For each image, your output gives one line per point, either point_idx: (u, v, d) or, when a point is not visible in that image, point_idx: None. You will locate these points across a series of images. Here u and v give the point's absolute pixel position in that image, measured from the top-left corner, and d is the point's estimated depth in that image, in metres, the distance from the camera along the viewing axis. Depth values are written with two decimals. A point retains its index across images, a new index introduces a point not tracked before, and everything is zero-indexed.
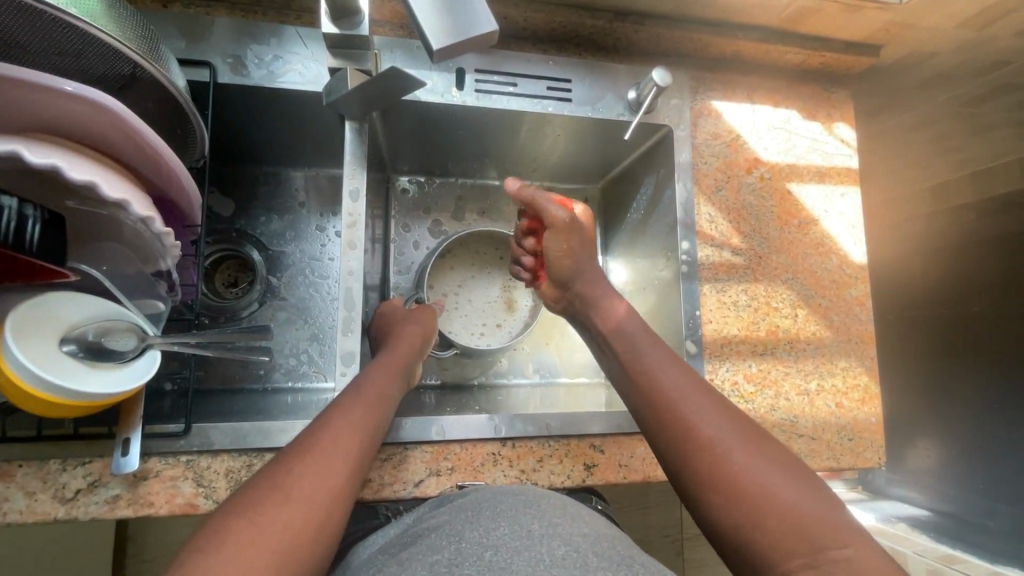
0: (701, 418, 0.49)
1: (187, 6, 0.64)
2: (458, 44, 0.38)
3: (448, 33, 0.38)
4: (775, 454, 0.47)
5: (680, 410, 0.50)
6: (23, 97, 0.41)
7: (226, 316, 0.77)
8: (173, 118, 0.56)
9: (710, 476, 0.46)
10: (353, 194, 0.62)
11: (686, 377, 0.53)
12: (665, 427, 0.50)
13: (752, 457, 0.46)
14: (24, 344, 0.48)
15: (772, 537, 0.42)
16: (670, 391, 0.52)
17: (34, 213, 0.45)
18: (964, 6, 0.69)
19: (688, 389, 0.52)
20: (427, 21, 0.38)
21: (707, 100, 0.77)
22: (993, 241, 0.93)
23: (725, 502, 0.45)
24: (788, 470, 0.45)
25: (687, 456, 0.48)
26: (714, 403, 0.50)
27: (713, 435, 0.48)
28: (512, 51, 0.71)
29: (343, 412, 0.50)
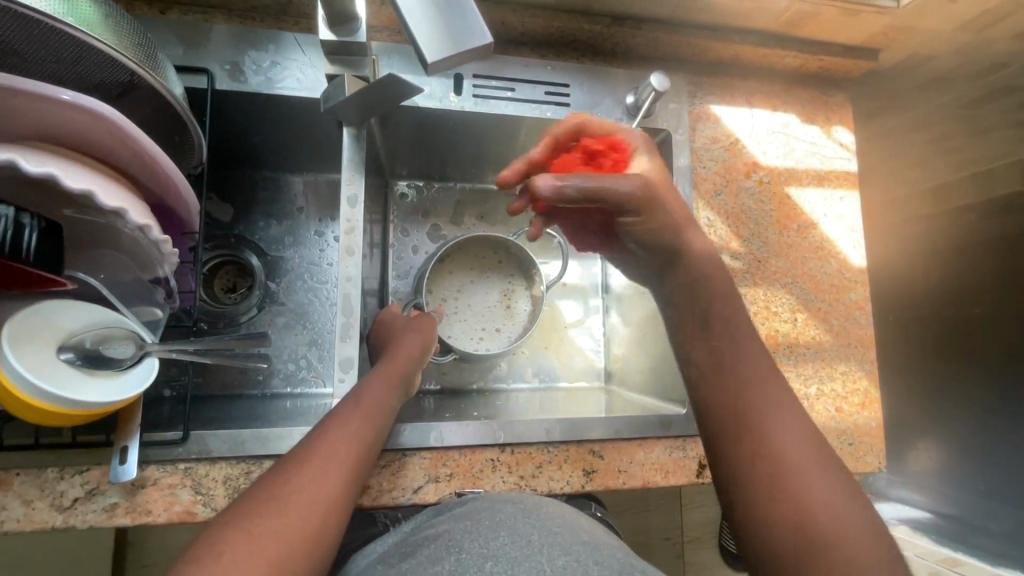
0: (770, 422, 0.49)
1: (185, 13, 0.64)
2: (452, 56, 0.36)
3: (442, 45, 0.36)
4: (828, 462, 0.47)
5: (750, 411, 0.50)
6: (19, 105, 0.41)
7: (226, 321, 0.78)
8: (173, 126, 0.56)
9: (767, 481, 0.46)
10: (351, 200, 0.62)
11: (763, 371, 0.52)
12: (734, 424, 0.50)
13: (803, 456, 0.47)
14: (22, 353, 0.48)
15: (799, 535, 0.44)
16: (743, 381, 0.52)
17: (32, 222, 0.45)
18: (961, 9, 0.69)
19: (765, 394, 0.51)
20: (421, 33, 0.36)
21: (705, 104, 0.77)
22: (992, 242, 0.93)
23: (773, 510, 0.45)
24: (837, 483, 0.46)
25: (746, 457, 0.48)
26: (788, 414, 0.50)
27: (779, 442, 0.47)
28: (511, 57, 0.71)
29: (343, 423, 0.50)
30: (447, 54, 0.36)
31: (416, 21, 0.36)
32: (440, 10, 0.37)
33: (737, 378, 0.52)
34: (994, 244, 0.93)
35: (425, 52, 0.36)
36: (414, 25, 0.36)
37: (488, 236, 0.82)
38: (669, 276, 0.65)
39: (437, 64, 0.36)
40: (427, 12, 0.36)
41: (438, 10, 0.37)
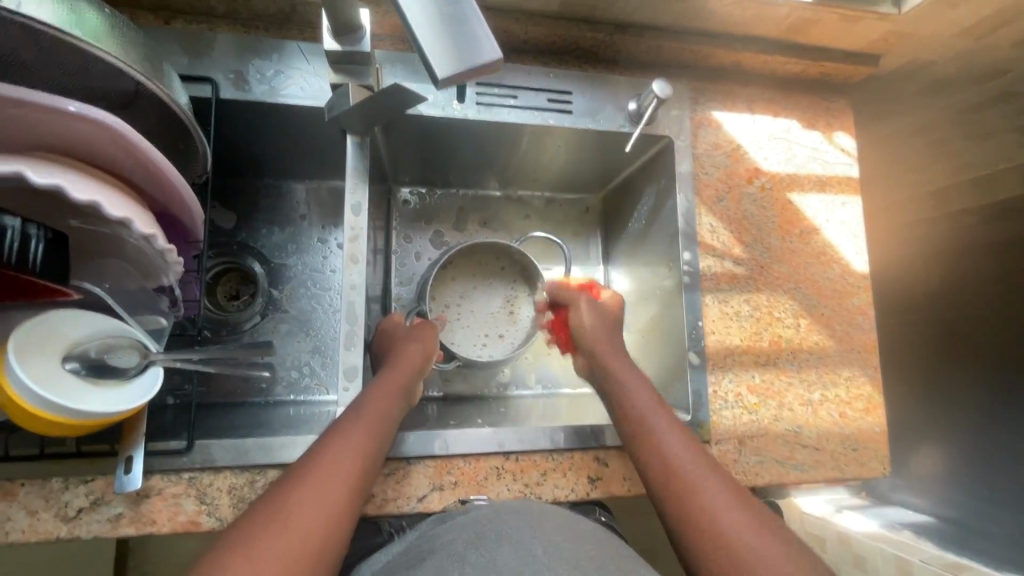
0: (668, 447, 0.56)
1: (190, 23, 0.65)
2: (462, 70, 0.36)
3: (452, 59, 0.36)
4: (725, 478, 0.53)
5: (656, 444, 0.56)
6: (25, 117, 0.41)
7: (229, 328, 0.77)
8: (177, 134, 0.56)
9: (680, 504, 0.52)
10: (355, 208, 0.62)
11: (655, 403, 0.60)
12: (647, 460, 0.56)
13: (701, 473, 0.53)
14: (26, 363, 0.47)
15: (706, 542, 0.48)
16: (643, 412, 0.59)
17: (38, 233, 0.44)
18: (962, 15, 0.69)
19: (668, 427, 0.57)
20: (431, 47, 0.36)
21: (707, 111, 0.77)
22: (986, 248, 0.98)
23: (689, 529, 0.50)
24: (735, 496, 0.51)
25: (664, 486, 0.54)
26: (684, 437, 0.57)
27: (684, 467, 0.53)
28: (512, 65, 0.71)
29: (345, 438, 0.49)
30: (457, 69, 0.36)
31: (425, 34, 0.36)
32: (448, 23, 0.37)
33: (644, 417, 0.59)
34: (995, 247, 0.97)
35: (435, 66, 0.36)
36: (423, 37, 0.36)
37: (491, 243, 0.82)
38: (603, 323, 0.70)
39: (448, 78, 0.36)
40: (436, 26, 0.36)
41: (447, 23, 0.37)
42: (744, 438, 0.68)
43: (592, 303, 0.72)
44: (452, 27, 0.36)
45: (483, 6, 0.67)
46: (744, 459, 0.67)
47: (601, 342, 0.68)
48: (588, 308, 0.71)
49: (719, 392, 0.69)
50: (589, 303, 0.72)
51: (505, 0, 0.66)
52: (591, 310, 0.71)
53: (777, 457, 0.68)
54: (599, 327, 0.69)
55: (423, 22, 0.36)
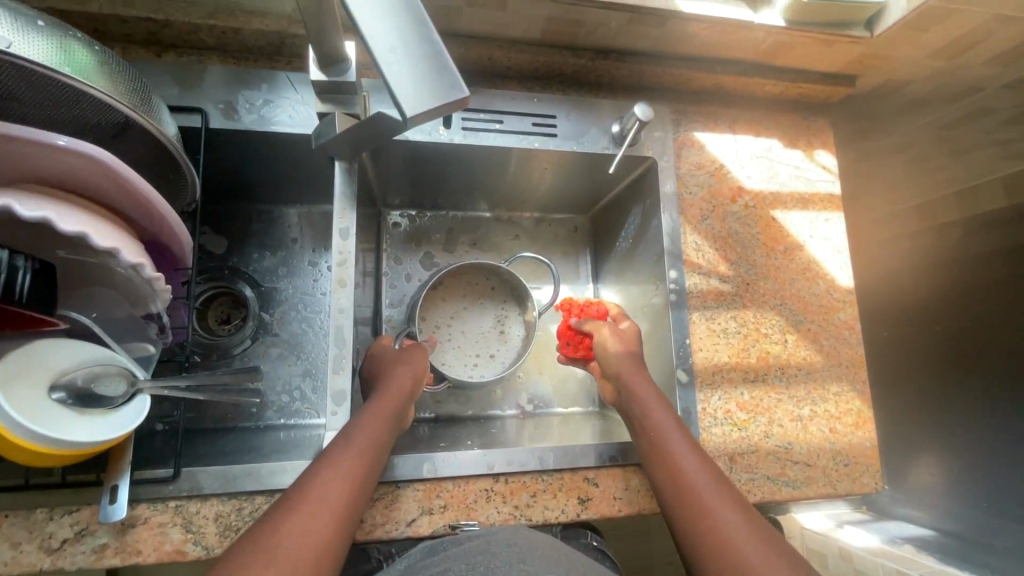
0: (683, 460, 0.57)
1: (181, 55, 0.66)
2: (433, 109, 0.35)
3: (422, 100, 0.35)
4: (734, 494, 0.54)
5: (671, 461, 0.57)
6: (14, 151, 0.42)
7: (219, 353, 0.77)
8: (166, 164, 0.57)
9: (693, 520, 0.52)
10: (343, 232, 0.64)
11: (670, 416, 0.61)
12: (664, 478, 0.57)
13: (710, 486, 0.54)
14: (11, 394, 0.47)
15: (713, 553, 0.49)
16: (659, 423, 0.61)
17: (25, 264, 0.45)
18: (931, 38, 0.71)
19: (686, 447, 0.58)
20: (402, 91, 0.35)
21: (689, 131, 0.78)
22: (986, 254, 0.97)
23: (701, 545, 0.50)
24: (741, 510, 0.52)
25: (678, 503, 0.55)
26: (697, 451, 0.58)
27: (699, 487, 0.54)
28: (497, 90, 0.73)
29: (337, 460, 0.50)
30: (427, 110, 0.35)
31: (396, 76, 0.35)
32: (420, 65, 0.36)
33: (662, 435, 0.60)
34: (995, 253, 0.95)
35: (405, 107, 0.35)
36: (393, 80, 0.35)
37: (482, 264, 0.82)
38: (620, 335, 0.72)
39: (417, 117, 0.35)
40: (407, 68, 0.36)
41: (419, 65, 0.36)
42: (735, 455, 0.68)
43: (616, 330, 0.72)
44: (423, 69, 0.36)
45: (468, 34, 0.69)
46: (736, 476, 0.67)
47: (627, 371, 0.67)
48: (613, 334, 0.72)
49: (708, 410, 0.69)
50: (613, 332, 0.72)
51: (489, 29, 0.68)
52: (616, 337, 0.71)
53: (768, 474, 0.68)
54: (624, 354, 0.69)
55: (394, 63, 0.36)
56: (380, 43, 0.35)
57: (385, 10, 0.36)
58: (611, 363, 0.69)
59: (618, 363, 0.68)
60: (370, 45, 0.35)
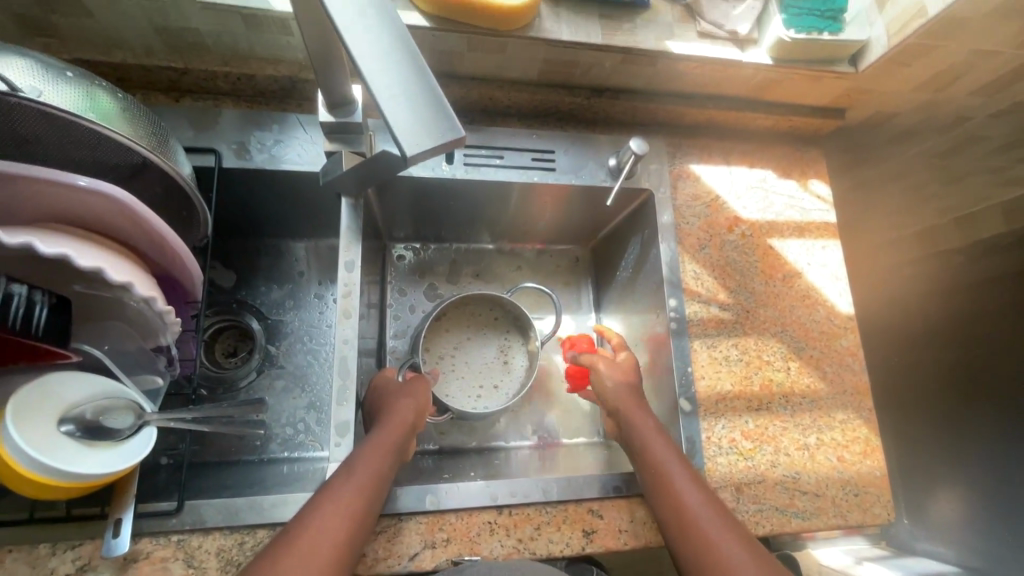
0: (684, 493, 0.56)
1: (197, 99, 0.69)
2: (433, 148, 0.36)
3: (422, 139, 0.36)
4: (737, 527, 0.53)
5: (672, 493, 0.57)
6: (40, 191, 0.45)
7: (225, 386, 0.78)
8: (178, 203, 0.59)
9: (698, 555, 0.52)
10: (349, 265, 0.66)
11: (668, 446, 0.61)
12: (665, 509, 0.57)
13: (713, 519, 0.54)
14: (23, 426, 0.48)
15: None
16: (659, 454, 0.60)
17: (42, 299, 0.47)
18: (915, 72, 0.74)
19: (686, 478, 0.58)
20: (403, 130, 0.36)
21: (684, 164, 0.81)
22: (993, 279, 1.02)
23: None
24: (745, 543, 0.52)
25: (681, 536, 0.54)
26: (697, 482, 0.58)
27: (702, 520, 0.54)
28: (498, 128, 0.76)
29: (337, 495, 0.50)
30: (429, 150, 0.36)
31: (397, 115, 0.36)
32: (421, 108, 0.37)
33: (662, 467, 0.59)
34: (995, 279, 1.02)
35: (405, 144, 0.36)
36: (394, 120, 0.36)
37: (484, 295, 0.84)
38: (616, 365, 0.73)
39: (418, 155, 0.36)
40: (409, 111, 0.37)
41: (418, 109, 0.37)
42: (741, 485, 0.67)
43: (612, 362, 0.73)
44: (425, 112, 0.37)
45: (470, 76, 0.72)
46: (743, 507, 0.66)
47: (624, 401, 0.68)
48: (609, 366, 0.73)
49: (713, 438, 0.69)
50: (608, 364, 0.73)
51: (489, 72, 0.72)
52: (612, 369, 0.72)
53: (776, 505, 0.67)
54: (621, 385, 0.70)
55: (395, 104, 0.36)
56: (381, 84, 0.36)
57: (386, 56, 0.37)
58: (608, 398, 0.69)
59: (615, 394, 0.69)
60: (371, 86, 0.36)
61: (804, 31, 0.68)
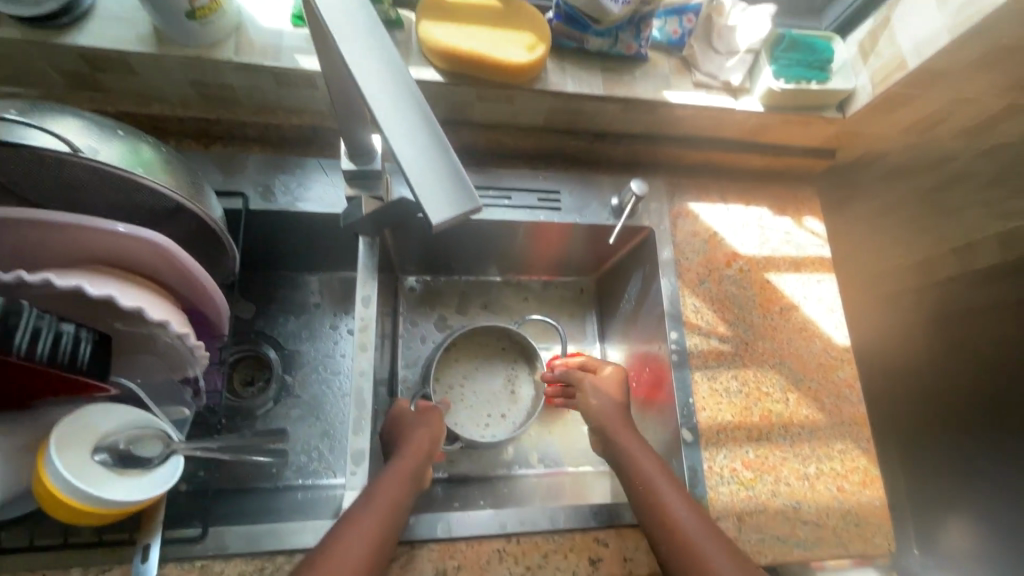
0: (675, 510, 0.59)
1: (227, 145, 0.74)
2: (453, 216, 0.36)
3: (443, 207, 0.36)
4: (727, 543, 0.57)
5: (663, 509, 0.60)
6: (88, 238, 0.49)
7: (243, 414, 0.81)
8: (208, 243, 0.63)
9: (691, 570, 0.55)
10: (365, 300, 0.70)
11: (657, 465, 0.64)
12: (654, 522, 0.60)
13: (704, 536, 0.57)
14: (64, 455, 0.51)
15: None
16: (649, 472, 0.63)
17: (87, 335, 0.50)
18: (900, 118, 0.78)
19: (676, 495, 0.61)
20: (427, 196, 0.36)
21: (683, 203, 0.85)
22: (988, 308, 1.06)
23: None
24: (735, 558, 0.55)
25: (674, 552, 0.57)
26: (686, 500, 0.61)
27: (695, 538, 0.57)
28: (506, 170, 0.81)
29: (363, 518, 0.53)
30: (442, 203, 0.36)
31: (410, 161, 0.37)
32: (442, 177, 0.37)
33: (653, 485, 0.62)
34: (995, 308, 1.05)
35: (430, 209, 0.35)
36: (419, 187, 0.36)
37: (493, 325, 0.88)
38: (599, 383, 0.77)
39: (440, 221, 0.35)
40: (432, 178, 0.37)
41: (440, 178, 0.37)
42: (743, 514, 0.69)
43: (597, 382, 0.77)
44: (436, 159, 0.37)
45: (481, 124, 0.78)
46: (745, 537, 0.68)
47: (607, 419, 0.72)
48: (593, 388, 0.77)
49: (714, 468, 0.71)
50: (593, 384, 0.77)
51: (498, 121, 0.77)
52: (597, 389, 0.76)
53: (777, 535, 0.69)
54: (606, 404, 0.74)
55: (409, 154, 0.37)
56: (395, 133, 0.37)
57: (401, 106, 0.38)
58: (593, 416, 0.74)
59: (603, 413, 0.73)
60: (387, 137, 0.37)
61: (793, 81, 0.73)
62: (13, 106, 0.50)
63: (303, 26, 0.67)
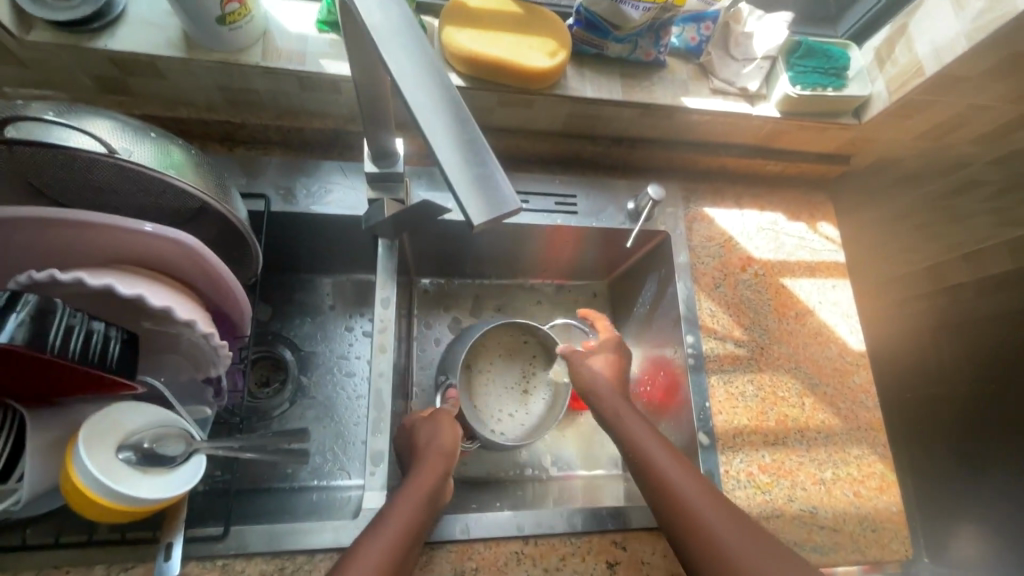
0: (672, 479, 0.58)
1: (249, 148, 0.76)
2: (492, 216, 0.36)
3: (483, 207, 0.36)
4: (728, 508, 0.55)
5: (662, 480, 0.59)
6: (119, 237, 0.50)
7: (259, 415, 0.81)
8: (233, 243, 0.64)
9: (688, 537, 0.54)
10: (384, 302, 0.71)
11: (656, 439, 0.64)
12: (654, 494, 0.59)
13: (703, 502, 0.56)
14: (93, 453, 0.52)
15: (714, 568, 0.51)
16: (647, 446, 0.63)
17: (117, 333, 0.51)
18: (915, 124, 0.79)
19: (675, 466, 0.60)
20: (468, 196, 0.36)
21: (699, 207, 0.85)
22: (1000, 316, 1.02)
23: (698, 559, 0.52)
24: (734, 519, 0.53)
25: (673, 519, 0.56)
26: (686, 469, 0.60)
27: (691, 503, 0.56)
28: (523, 174, 0.82)
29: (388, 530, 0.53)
30: (472, 190, 0.37)
31: (445, 154, 0.37)
32: (479, 179, 0.37)
33: (651, 458, 0.62)
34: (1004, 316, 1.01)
35: (470, 210, 0.36)
36: (460, 187, 0.37)
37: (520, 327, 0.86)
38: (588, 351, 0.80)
39: (481, 220, 0.36)
40: (472, 178, 0.37)
41: (478, 179, 0.37)
42: (760, 519, 0.69)
43: (585, 350, 0.80)
44: (468, 153, 0.38)
45: (499, 128, 0.78)
46: None
47: (596, 384, 0.75)
48: (579, 356, 0.80)
49: (731, 472, 0.71)
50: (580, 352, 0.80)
51: (516, 125, 0.78)
52: (582, 356, 0.79)
53: (795, 539, 0.68)
54: (593, 371, 0.77)
55: (445, 150, 0.37)
56: (430, 125, 0.38)
57: (435, 102, 0.39)
58: (582, 381, 0.77)
59: (591, 379, 0.76)
60: (427, 134, 0.38)
61: (809, 88, 0.74)
62: (51, 108, 0.51)
63: (328, 31, 0.68)
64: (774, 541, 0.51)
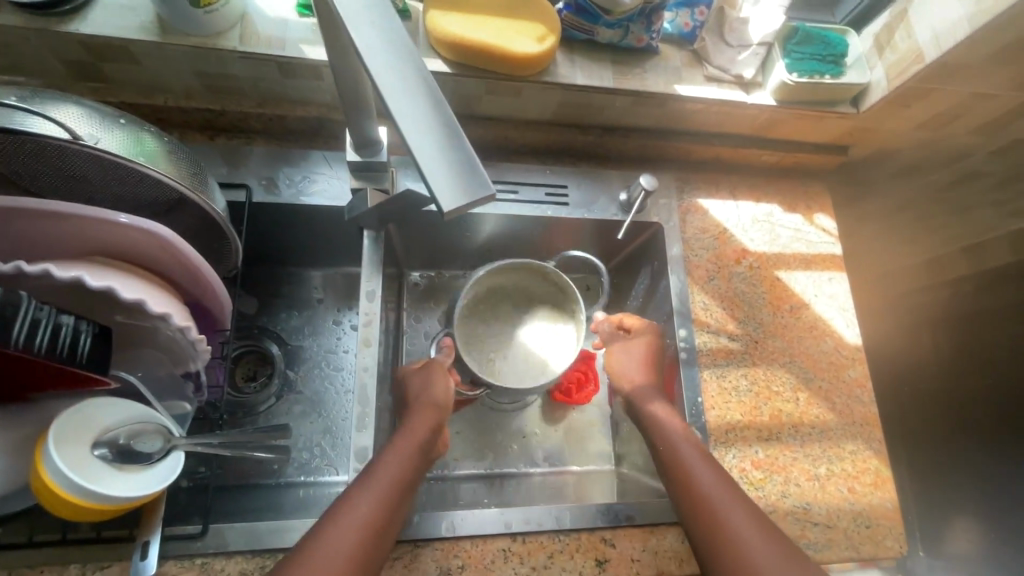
0: (695, 471, 0.60)
1: (231, 137, 0.74)
2: (466, 204, 0.35)
3: (457, 194, 0.35)
4: (749, 507, 0.57)
5: (683, 471, 0.60)
6: (89, 229, 0.48)
7: (245, 410, 0.80)
8: (212, 235, 0.62)
9: (705, 530, 0.56)
10: (369, 294, 0.69)
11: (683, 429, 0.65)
12: (675, 483, 0.60)
13: (725, 498, 0.57)
14: (64, 451, 0.50)
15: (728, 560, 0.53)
16: (672, 434, 0.64)
17: (87, 328, 0.49)
18: (915, 113, 0.77)
19: (698, 458, 0.61)
20: (440, 185, 0.35)
21: (693, 198, 0.84)
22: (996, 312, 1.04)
23: (713, 549, 0.54)
24: (754, 518, 0.55)
25: (692, 510, 0.58)
26: (709, 462, 0.61)
27: (711, 497, 0.57)
28: (512, 164, 0.80)
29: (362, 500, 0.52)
30: (449, 178, 0.35)
31: (415, 136, 0.36)
32: (455, 164, 0.36)
33: (675, 449, 0.63)
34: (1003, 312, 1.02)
35: (442, 198, 0.34)
36: (431, 173, 0.35)
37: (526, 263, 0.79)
38: (628, 344, 0.75)
39: (455, 210, 0.34)
40: (445, 162, 0.35)
41: (455, 165, 0.36)
42: None
43: (626, 345, 0.75)
44: (442, 134, 0.36)
45: (487, 117, 0.76)
46: None
47: (633, 380, 0.72)
48: (621, 352, 0.75)
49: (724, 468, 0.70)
50: (621, 347, 0.75)
51: (505, 113, 0.76)
52: (623, 353, 0.74)
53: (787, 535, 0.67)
54: (633, 368, 0.73)
55: (417, 132, 0.36)
56: (401, 108, 0.36)
57: (409, 92, 0.37)
58: (619, 376, 0.73)
59: (631, 378, 0.72)
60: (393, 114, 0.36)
61: (807, 75, 0.72)
62: (16, 93, 0.49)
63: (309, 15, 0.66)
64: (789, 541, 0.54)
